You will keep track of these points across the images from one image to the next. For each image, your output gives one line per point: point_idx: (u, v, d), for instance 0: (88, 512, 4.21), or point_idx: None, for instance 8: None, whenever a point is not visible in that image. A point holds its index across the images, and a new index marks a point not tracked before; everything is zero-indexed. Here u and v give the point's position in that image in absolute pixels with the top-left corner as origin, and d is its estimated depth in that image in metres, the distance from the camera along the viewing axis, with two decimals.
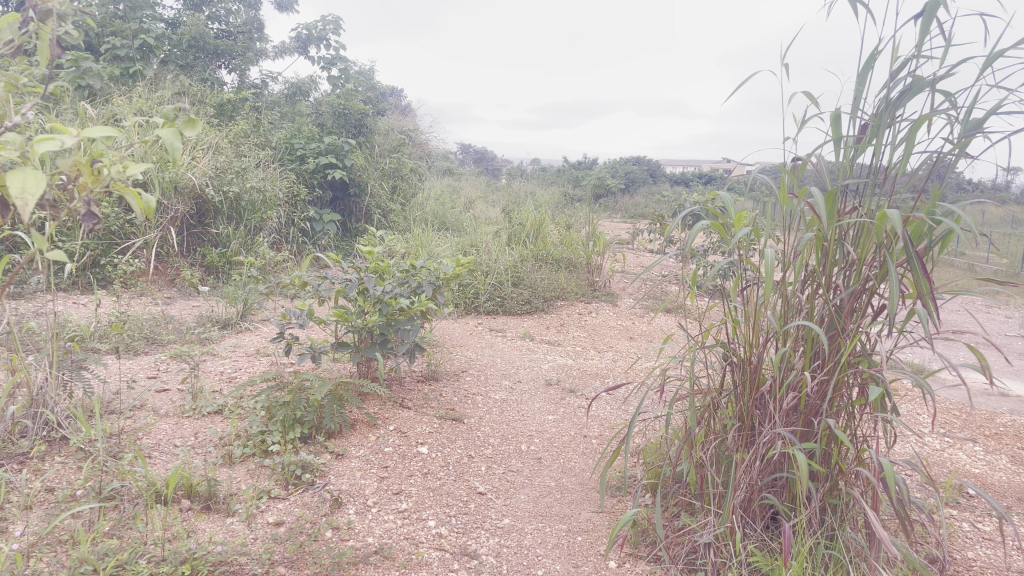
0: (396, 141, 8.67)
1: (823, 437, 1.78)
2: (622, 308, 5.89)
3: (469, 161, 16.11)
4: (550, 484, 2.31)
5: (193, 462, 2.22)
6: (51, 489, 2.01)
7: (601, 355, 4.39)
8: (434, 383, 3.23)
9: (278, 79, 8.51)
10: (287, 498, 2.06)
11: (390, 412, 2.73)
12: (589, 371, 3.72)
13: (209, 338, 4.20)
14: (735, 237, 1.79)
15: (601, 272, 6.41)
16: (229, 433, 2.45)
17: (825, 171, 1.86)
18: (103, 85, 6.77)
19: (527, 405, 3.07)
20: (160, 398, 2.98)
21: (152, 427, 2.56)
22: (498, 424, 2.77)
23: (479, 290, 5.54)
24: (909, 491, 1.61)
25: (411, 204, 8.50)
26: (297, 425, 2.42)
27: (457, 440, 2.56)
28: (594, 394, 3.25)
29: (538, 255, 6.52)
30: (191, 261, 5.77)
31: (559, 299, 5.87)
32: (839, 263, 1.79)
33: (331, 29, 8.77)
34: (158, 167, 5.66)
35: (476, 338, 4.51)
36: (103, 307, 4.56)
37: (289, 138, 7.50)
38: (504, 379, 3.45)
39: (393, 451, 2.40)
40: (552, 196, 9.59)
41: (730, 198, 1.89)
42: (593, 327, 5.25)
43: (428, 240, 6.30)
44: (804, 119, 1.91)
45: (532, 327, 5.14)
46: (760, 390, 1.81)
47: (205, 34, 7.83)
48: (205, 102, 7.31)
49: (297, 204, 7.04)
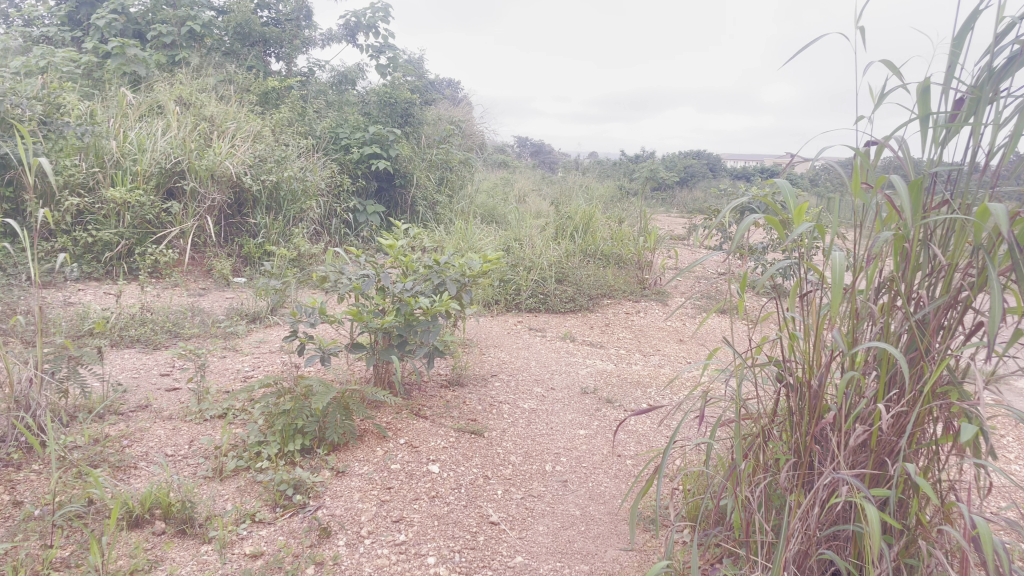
0: (445, 132, 8.46)
1: (898, 484, 1.46)
2: (674, 308, 5.55)
3: (526, 154, 15.81)
4: (575, 513, 2.03)
5: (179, 477, 2.02)
6: (17, 503, 1.80)
7: (647, 360, 4.08)
8: (458, 389, 2.97)
9: (326, 67, 8.38)
10: (272, 523, 1.83)
11: (404, 423, 2.47)
12: (630, 378, 3.42)
13: (234, 332, 4.04)
14: (795, 233, 1.48)
15: (652, 269, 6.06)
16: (226, 442, 2.24)
17: (908, 156, 1.54)
18: (147, 72, 6.76)
19: (558, 416, 2.79)
20: (166, 399, 2.80)
21: (145, 432, 2.36)
22: (523, 439, 2.50)
23: (521, 287, 5.29)
24: (1010, 557, 1.28)
25: (459, 196, 8.28)
26: (298, 435, 2.20)
27: (474, 457, 2.29)
28: (633, 406, 2.96)
29: (585, 250, 6.21)
30: (229, 251, 5.66)
31: (605, 298, 5.57)
32: (923, 269, 1.47)
33: (380, 16, 8.60)
34: (195, 155, 5.60)
35: (512, 338, 4.26)
36: (129, 298, 4.46)
37: (334, 127, 7.34)
38: (536, 385, 3.18)
39: (400, 468, 2.15)
40: (606, 189, 9.27)
41: (789, 190, 1.58)
42: (640, 329, 4.93)
43: (470, 234, 6.06)
44: (882, 94, 1.59)
45: (575, 327, 4.85)
46: (822, 422, 1.51)
47: (252, 21, 7.73)
48: (251, 90, 7.21)
49: (340, 194, 6.89)
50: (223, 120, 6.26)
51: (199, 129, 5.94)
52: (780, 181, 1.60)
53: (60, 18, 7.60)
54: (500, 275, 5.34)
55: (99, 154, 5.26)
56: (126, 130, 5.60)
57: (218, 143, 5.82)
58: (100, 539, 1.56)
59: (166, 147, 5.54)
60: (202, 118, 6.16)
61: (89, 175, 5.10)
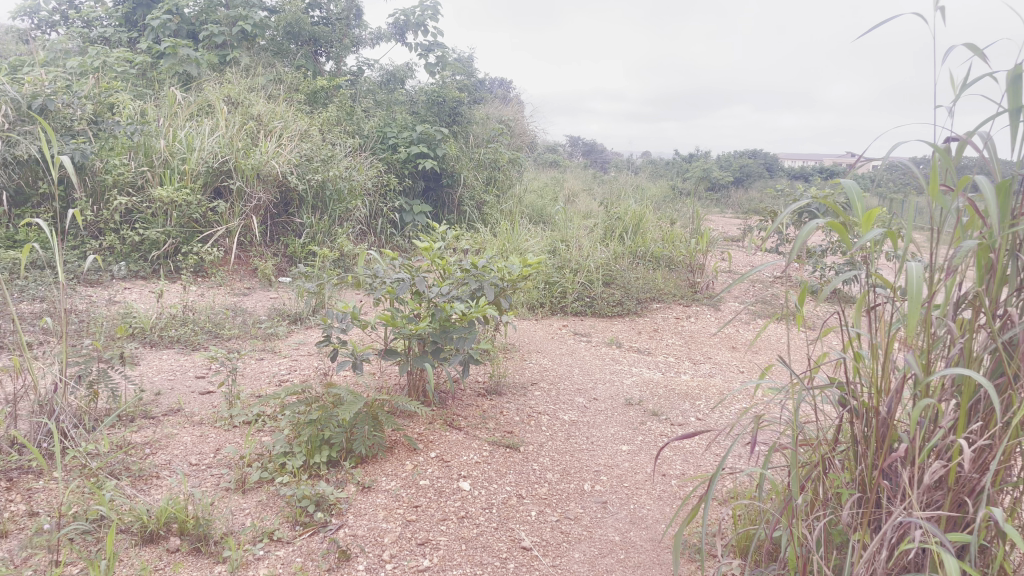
0: (493, 131, 8.36)
1: (981, 528, 1.28)
2: (727, 313, 5.32)
3: (578, 154, 15.60)
4: (614, 539, 1.88)
5: (200, 490, 1.95)
6: (33, 514, 1.75)
7: (697, 369, 3.89)
8: (496, 399, 2.85)
9: (375, 66, 8.33)
10: (291, 542, 1.74)
11: (436, 434, 2.36)
12: (678, 390, 3.24)
13: (275, 334, 3.97)
14: (862, 240, 1.32)
15: (704, 272, 5.83)
16: (252, 452, 2.16)
17: (994, 154, 1.36)
18: (199, 72, 6.82)
19: (600, 429, 2.65)
20: (197, 403, 2.74)
21: (172, 439, 2.30)
22: (561, 454, 2.36)
23: (567, 289, 5.14)
24: None
25: (507, 196, 8.16)
26: (325, 447, 2.11)
27: (509, 473, 2.16)
28: (680, 421, 2.79)
29: (634, 252, 6.00)
30: (275, 250, 5.65)
31: (654, 302, 5.38)
32: (1011, 282, 1.30)
33: (429, 14, 8.54)
34: (242, 154, 5.59)
35: (557, 343, 4.12)
36: (173, 297, 4.45)
37: (382, 126, 7.29)
38: (578, 395, 3.04)
39: (428, 485, 2.04)
40: (657, 190, 9.09)
41: (855, 188, 1.42)
42: (691, 335, 4.73)
43: (516, 236, 5.94)
44: (964, 84, 1.41)
45: (622, 332, 4.68)
46: (893, 454, 1.34)
47: (302, 20, 7.68)
48: (299, 90, 7.20)
49: (387, 194, 6.84)
50: (270, 119, 6.25)
51: (246, 128, 5.95)
52: (844, 180, 1.44)
53: (117, 19, 7.72)
54: (544, 277, 5.20)
55: (148, 152, 5.30)
56: (175, 129, 5.63)
57: (264, 143, 5.80)
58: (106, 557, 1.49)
59: (213, 147, 5.54)
60: (250, 117, 6.17)
61: (138, 174, 5.12)
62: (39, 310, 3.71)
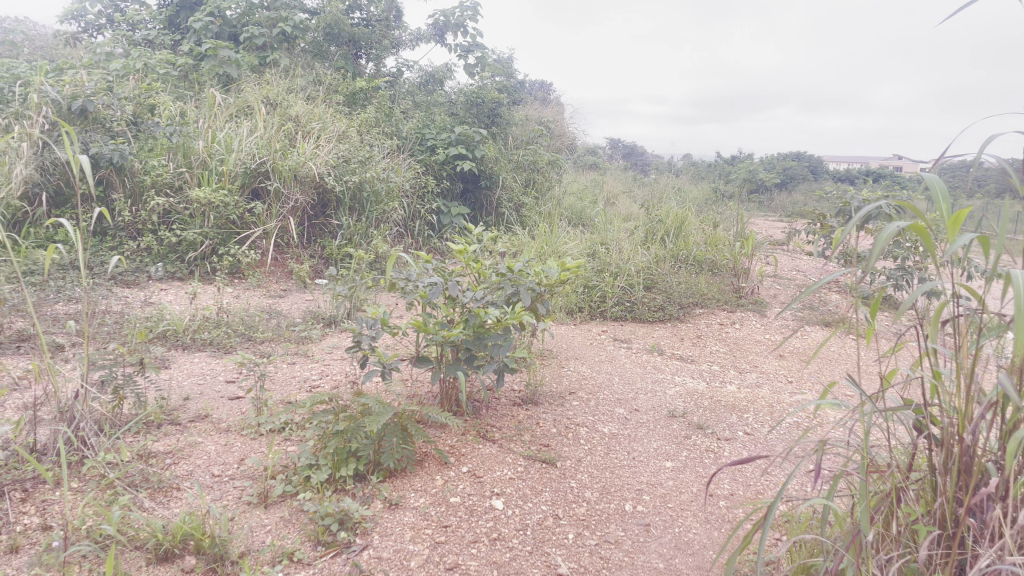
0: (533, 133, 8.25)
1: None
2: (774, 319, 5.11)
3: (618, 157, 15.41)
4: (657, 566, 1.74)
5: (221, 504, 1.86)
6: (46, 528, 1.68)
7: (743, 378, 3.71)
8: (532, 409, 2.72)
9: (414, 67, 8.26)
10: (311, 565, 1.63)
11: (469, 447, 2.25)
12: (724, 401, 3.08)
13: (309, 337, 3.90)
14: (954, 244, 1.17)
15: (749, 276, 5.62)
16: (276, 463, 2.07)
17: None
18: (240, 73, 6.83)
19: (641, 443, 2.51)
20: (225, 409, 2.68)
21: (196, 448, 2.22)
22: (600, 471, 2.22)
23: (607, 293, 5.00)
24: None
25: (545, 199, 8.03)
26: (352, 459, 2.01)
27: (545, 491, 2.04)
28: (727, 435, 2.64)
29: (676, 256, 5.81)
30: (311, 252, 5.61)
31: (698, 307, 5.19)
32: None
33: (469, 15, 8.46)
34: (280, 155, 5.55)
35: (596, 350, 3.98)
36: (207, 298, 4.42)
37: (420, 127, 7.22)
38: (618, 406, 2.90)
39: (459, 503, 1.92)
40: (700, 193, 8.88)
41: (939, 183, 1.30)
42: (736, 342, 4.54)
43: (555, 239, 5.82)
44: None
45: (664, 338, 4.52)
46: (981, 487, 1.20)
47: (342, 22, 7.64)
48: (338, 91, 7.15)
49: (425, 196, 6.76)
50: (308, 120, 6.21)
51: (285, 129, 5.92)
52: (927, 174, 1.32)
53: (161, 22, 7.78)
54: (583, 281, 5.08)
55: (187, 153, 5.30)
56: (215, 130, 5.62)
57: (302, 144, 5.76)
58: (112, 554, 1.46)
59: (251, 147, 5.52)
60: (289, 118, 6.13)
61: (176, 175, 5.11)
62: (74, 312, 3.70)
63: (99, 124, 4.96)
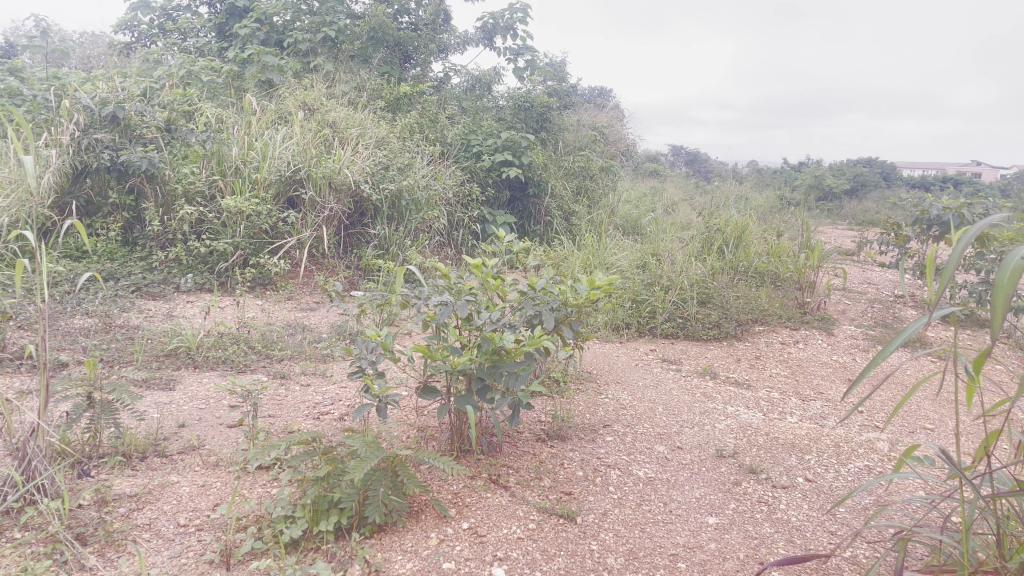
0: (585, 139, 7.93)
1: None
2: (842, 337, 4.64)
3: (680, 164, 14.93)
4: None
5: (174, 567, 1.59)
6: None
7: (805, 409, 3.29)
8: (558, 446, 2.40)
9: (461, 71, 8.00)
10: None
11: (475, 498, 1.94)
12: (783, 439, 2.68)
13: (331, 356, 3.64)
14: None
15: (815, 289, 5.15)
16: (251, 513, 1.80)
17: None
18: (282, 79, 6.72)
19: (681, 491, 2.16)
20: (219, 439, 2.42)
21: (168, 488, 1.96)
22: (628, 528, 1.88)
23: (656, 308, 4.65)
24: None
25: (598, 206, 7.69)
26: (332, 513, 1.73)
27: (559, 556, 1.71)
28: (785, 482, 2.26)
29: (734, 268, 5.38)
30: (347, 262, 5.38)
31: (757, 324, 4.77)
32: None
33: (519, 17, 8.19)
34: (316, 162, 5.34)
35: (641, 372, 3.62)
36: (232, 313, 4.22)
37: (466, 133, 6.98)
38: (658, 443, 2.55)
39: (452, 571, 1.61)
40: (764, 201, 8.40)
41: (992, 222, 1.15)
42: (799, 364, 4.12)
43: (602, 250, 5.47)
44: None
45: (718, 359, 4.13)
46: None
47: (386, 25, 7.41)
48: (381, 96, 6.91)
49: (468, 204, 6.53)
50: (347, 126, 5.98)
51: (323, 134, 5.72)
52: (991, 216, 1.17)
53: (211, 29, 7.73)
54: (630, 296, 4.74)
55: (221, 160, 5.13)
56: (252, 137, 5.46)
57: (339, 150, 5.53)
58: None
59: (287, 155, 5.32)
60: (326, 123, 5.93)
61: (209, 183, 4.95)
62: (88, 327, 3.53)
63: (130, 131, 4.82)
